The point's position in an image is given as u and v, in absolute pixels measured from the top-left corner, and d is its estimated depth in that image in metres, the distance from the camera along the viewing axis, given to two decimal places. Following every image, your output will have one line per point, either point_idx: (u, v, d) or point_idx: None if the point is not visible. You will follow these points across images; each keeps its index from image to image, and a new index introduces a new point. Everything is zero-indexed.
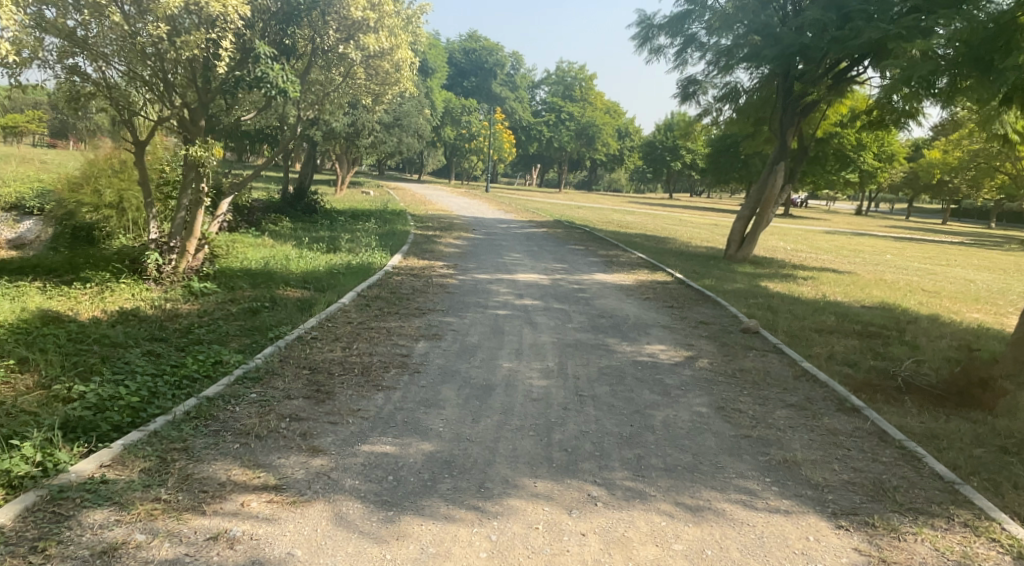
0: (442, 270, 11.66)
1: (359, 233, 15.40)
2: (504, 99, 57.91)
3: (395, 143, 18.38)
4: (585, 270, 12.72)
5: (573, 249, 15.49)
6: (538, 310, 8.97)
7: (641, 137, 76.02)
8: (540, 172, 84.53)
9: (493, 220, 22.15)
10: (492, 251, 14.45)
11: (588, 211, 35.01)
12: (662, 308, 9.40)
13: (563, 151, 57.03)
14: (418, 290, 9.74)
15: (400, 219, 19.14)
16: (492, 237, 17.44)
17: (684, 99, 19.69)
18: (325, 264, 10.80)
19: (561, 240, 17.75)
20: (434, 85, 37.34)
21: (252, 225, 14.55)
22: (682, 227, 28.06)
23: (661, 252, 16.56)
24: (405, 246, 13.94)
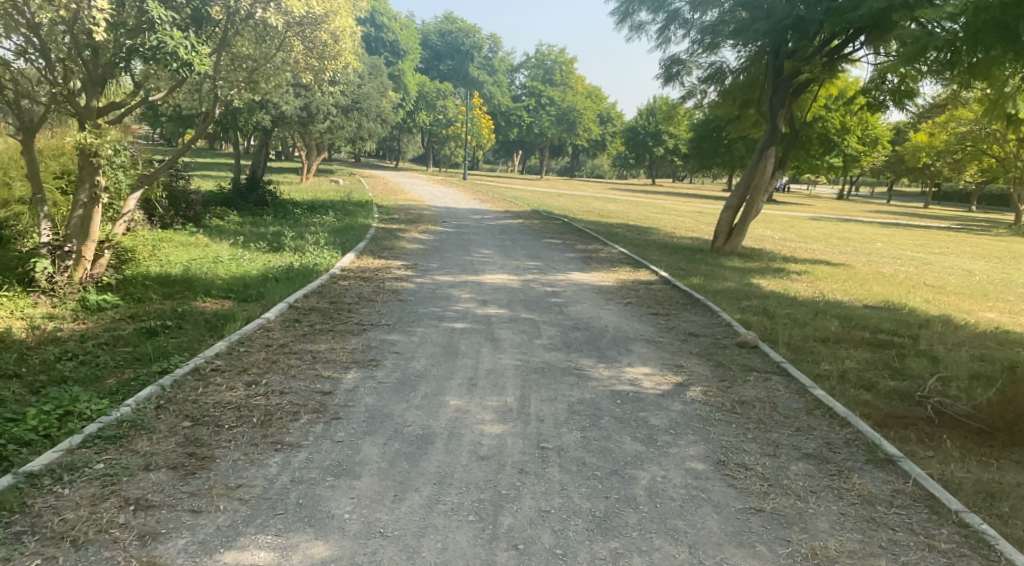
0: (399, 271, 10.35)
1: (313, 228, 14.07)
2: (482, 83, 56.24)
3: (357, 130, 16.97)
4: (560, 269, 11.45)
5: (549, 243, 14.23)
6: (501, 322, 7.70)
7: (623, 122, 74.74)
8: (520, 158, 83.03)
9: (465, 210, 20.81)
10: (460, 247, 13.15)
11: (568, 199, 33.73)
12: (645, 316, 8.18)
13: (544, 137, 55.70)
14: (365, 297, 8.43)
15: (364, 210, 17.80)
16: (462, 229, 16.13)
17: (666, 81, 18.43)
18: (260, 267, 9.52)
19: (537, 232, 16.47)
20: (406, 68, 35.75)
21: (190, 221, 13.14)
22: (665, 215, 26.88)
23: (643, 245, 15.38)
24: (363, 243, 12.63)
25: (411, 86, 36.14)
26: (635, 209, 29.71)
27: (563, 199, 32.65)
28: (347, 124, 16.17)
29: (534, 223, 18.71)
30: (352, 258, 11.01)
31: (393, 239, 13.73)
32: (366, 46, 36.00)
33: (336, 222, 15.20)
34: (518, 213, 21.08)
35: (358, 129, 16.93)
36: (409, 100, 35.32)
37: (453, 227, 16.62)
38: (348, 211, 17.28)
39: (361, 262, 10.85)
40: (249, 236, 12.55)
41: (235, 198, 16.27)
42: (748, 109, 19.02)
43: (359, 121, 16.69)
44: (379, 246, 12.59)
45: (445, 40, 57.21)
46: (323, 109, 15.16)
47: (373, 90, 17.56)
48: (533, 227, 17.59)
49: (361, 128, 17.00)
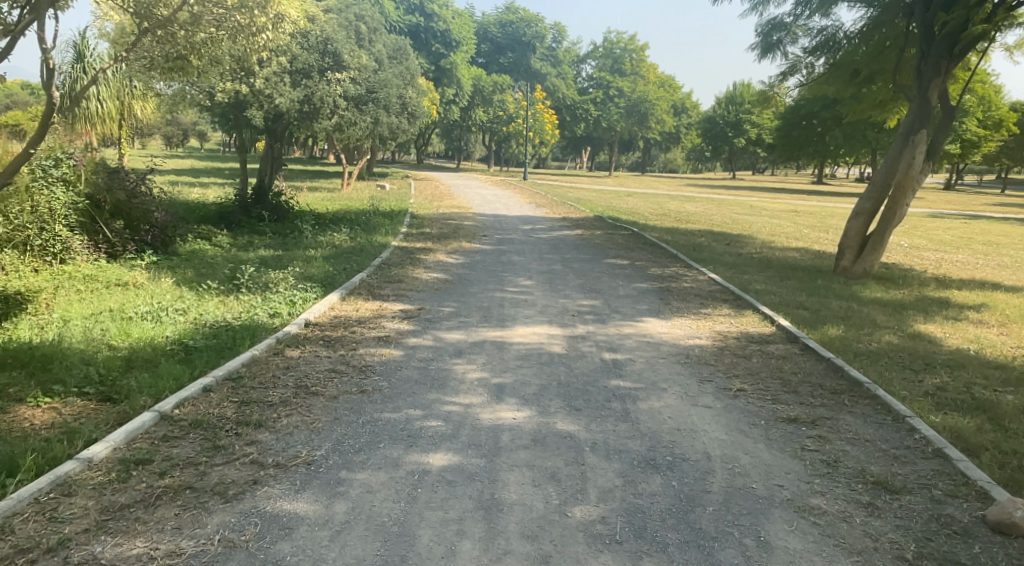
0: (389, 324, 7.16)
1: (314, 252, 11.15)
2: (545, 74, 52.11)
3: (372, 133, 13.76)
4: (624, 313, 8.00)
5: (613, 269, 10.78)
6: (517, 444, 4.36)
7: (699, 112, 69.70)
8: (589, 155, 79.14)
9: (515, 219, 17.52)
10: (490, 277, 9.90)
11: (640, 199, 29.95)
12: (774, 429, 4.67)
13: (613, 130, 52.28)
14: (307, 385, 5.26)
15: (390, 224, 14.84)
16: (504, 247, 12.87)
17: (762, 53, 14.57)
18: (182, 326, 6.52)
19: (599, 248, 13.03)
20: (459, 60, 32.74)
21: (152, 248, 10.36)
22: (756, 217, 22.80)
23: (739, 265, 11.69)
24: (364, 272, 9.60)
25: (464, 77, 33.61)
26: (719, 210, 25.79)
27: (632, 200, 29.00)
28: (351, 128, 12.88)
29: (596, 234, 15.24)
30: (335, 300, 7.90)
31: (409, 265, 10.63)
32: (415, 38, 33.08)
33: (346, 241, 12.28)
34: (579, 222, 17.62)
35: (374, 131, 13.72)
36: (464, 95, 33.83)
37: (494, 244, 13.39)
38: (369, 225, 14.37)
39: (345, 307, 7.71)
40: (219, 266, 9.71)
41: (233, 212, 13.64)
42: (864, 93, 14.85)
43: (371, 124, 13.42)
44: (382, 278, 9.49)
45: (504, 31, 52.01)
46: (328, 100, 12.14)
47: (399, 78, 14.39)
48: (594, 241, 14.15)
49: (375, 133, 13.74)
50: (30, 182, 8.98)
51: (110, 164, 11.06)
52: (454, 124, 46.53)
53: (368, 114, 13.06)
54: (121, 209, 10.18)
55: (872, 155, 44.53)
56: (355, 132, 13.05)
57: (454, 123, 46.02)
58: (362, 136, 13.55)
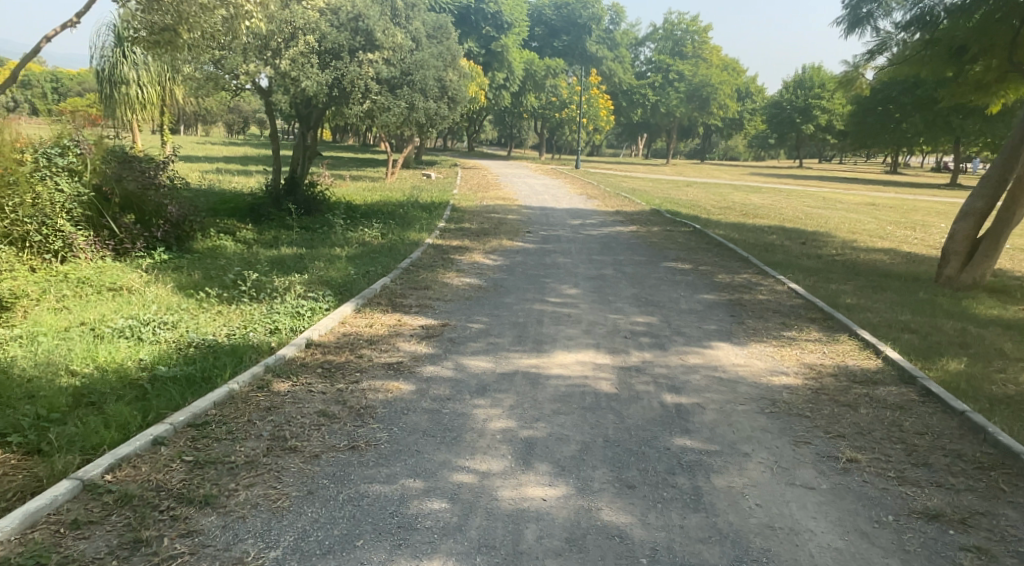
0: (405, 345, 6.04)
1: (340, 251, 10.15)
2: (601, 57, 49.67)
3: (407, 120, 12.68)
4: (687, 334, 6.69)
5: (672, 275, 9.45)
6: (549, 547, 3.19)
7: (763, 97, 66.68)
8: (645, 141, 76.69)
9: (564, 213, 16.25)
10: (530, 284, 8.73)
11: (700, 190, 28.22)
12: (908, 532, 3.37)
13: (672, 115, 50.63)
14: (285, 435, 4.16)
15: (428, 218, 13.79)
16: (550, 247, 11.67)
17: (849, 28, 12.73)
18: (159, 349, 5.49)
19: (656, 248, 11.67)
20: (510, 43, 31.41)
21: (164, 245, 9.47)
22: (829, 211, 20.92)
23: (819, 272, 10.18)
24: (388, 277, 8.53)
25: (515, 61, 32.12)
26: (786, 203, 23.95)
27: (691, 191, 27.31)
28: (384, 113, 11.81)
29: (653, 231, 13.85)
30: (348, 313, 6.81)
31: (442, 267, 9.55)
32: (464, 20, 31.86)
33: (377, 238, 11.25)
34: (633, 216, 16.22)
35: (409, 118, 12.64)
36: (515, 80, 32.27)
37: (539, 242, 12.20)
38: (404, 219, 13.35)
39: (357, 322, 6.62)
40: (231, 266, 8.76)
41: (261, 205, 12.78)
42: (957, 77, 12.92)
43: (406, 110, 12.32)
44: (409, 283, 8.42)
45: (559, 13, 49.34)
46: (359, 84, 11.05)
47: (440, 59, 13.19)
48: (651, 239, 12.79)
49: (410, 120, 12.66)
50: (30, 174, 8.11)
51: (125, 152, 10.21)
52: (505, 111, 45.19)
53: (403, 99, 11.96)
54: (128, 202, 9.24)
55: (953, 144, 41.42)
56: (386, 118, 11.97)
57: (504, 110, 44.62)
58: (398, 122, 12.48)
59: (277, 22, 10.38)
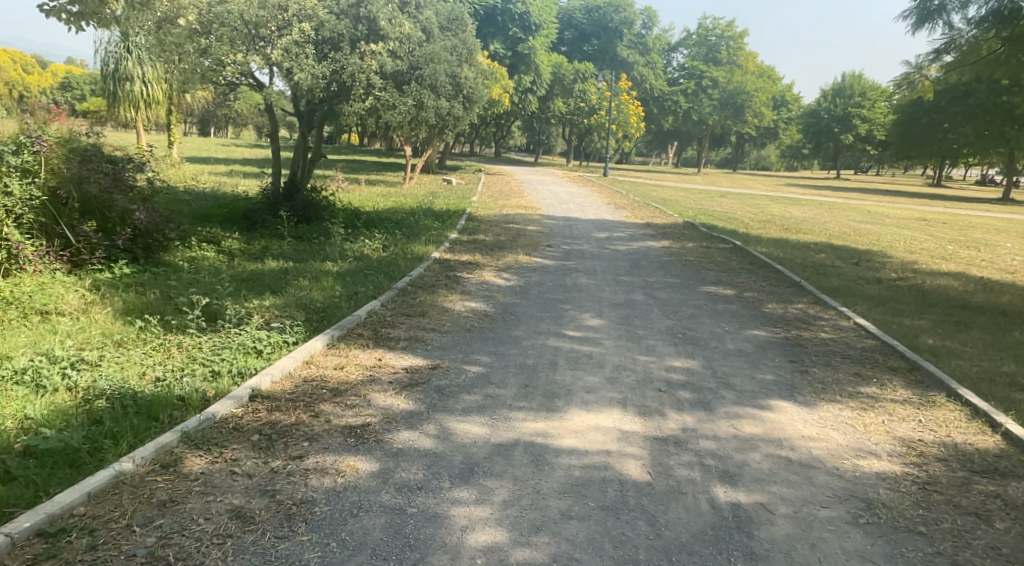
0: (376, 397, 4.76)
1: (331, 266, 8.94)
2: (632, 64, 47.58)
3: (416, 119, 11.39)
4: (738, 387, 5.32)
5: (713, 304, 8.05)
6: None
7: (799, 106, 64.79)
8: (676, 149, 74.73)
9: (589, 225, 14.94)
10: (545, 312, 7.40)
11: (736, 201, 26.75)
12: None
13: (704, 123, 50.18)
14: (169, 557, 2.92)
15: (437, 228, 12.58)
16: (571, 264, 10.36)
17: (917, 22, 11.27)
18: (59, 401, 4.29)
19: (692, 268, 10.28)
20: (538, 45, 30.18)
21: (131, 256, 8.32)
22: (878, 227, 19.34)
23: (885, 303, 8.73)
24: (377, 300, 7.28)
25: (544, 63, 31.02)
26: (830, 217, 22.29)
27: (726, 202, 25.74)
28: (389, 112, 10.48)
29: (687, 247, 12.43)
30: (315, 349, 5.54)
31: (445, 287, 8.28)
32: (490, 21, 30.59)
33: (377, 252, 10.05)
34: (665, 229, 14.80)
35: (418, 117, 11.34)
36: (542, 83, 31.19)
37: (559, 258, 10.90)
38: (412, 229, 12.16)
39: (324, 363, 5.35)
40: (199, 283, 7.58)
41: (256, 211, 11.67)
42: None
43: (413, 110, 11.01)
44: (402, 308, 7.16)
45: (591, 17, 47.03)
46: (361, 76, 9.81)
47: (455, 52, 11.80)
48: (685, 257, 11.39)
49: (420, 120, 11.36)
50: None
51: (97, 150, 9.10)
52: (532, 116, 43.84)
53: (411, 95, 10.59)
54: (89, 206, 7.99)
55: (1005, 156, 39.14)
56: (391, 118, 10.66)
57: (531, 116, 43.26)
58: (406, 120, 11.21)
59: (270, 7, 9.25)
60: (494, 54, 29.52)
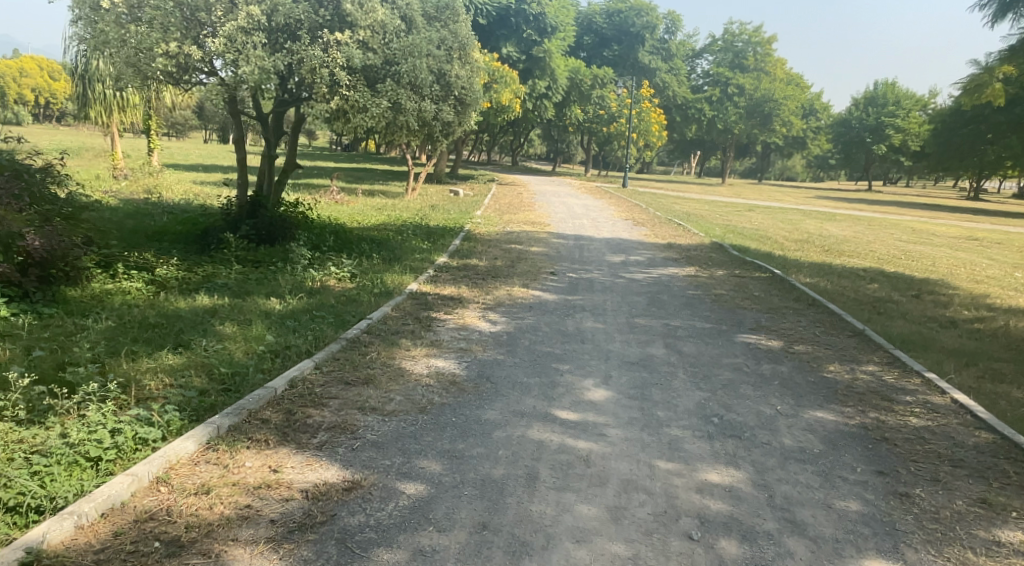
0: (233, 560, 3.04)
1: (275, 304, 7.21)
2: (655, 70, 45.88)
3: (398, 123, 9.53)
4: (811, 531, 3.51)
5: (755, 363, 6.23)
6: None
7: (828, 114, 62.75)
8: (698, 158, 72.62)
9: (602, 247, 13.16)
10: (535, 375, 5.64)
11: (766, 216, 24.84)
12: None
13: (729, 133, 48.25)
14: None
15: (424, 252, 10.85)
16: (576, 299, 8.59)
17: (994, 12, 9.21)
18: None
19: (724, 306, 8.46)
20: (553, 48, 28.61)
21: (20, 291, 6.67)
22: (930, 248, 17.36)
23: (976, 360, 6.85)
24: (311, 359, 5.50)
25: (560, 68, 29.44)
26: (871, 235, 20.27)
27: (755, 217, 23.79)
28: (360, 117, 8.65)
29: (716, 277, 10.59)
30: (180, 456, 3.81)
31: (411, 335, 6.52)
32: (503, 23, 28.32)
33: (339, 285, 8.31)
34: (689, 252, 12.97)
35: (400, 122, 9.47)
36: (558, 88, 29.64)
37: (562, 291, 9.13)
38: (394, 252, 10.47)
39: (185, 480, 3.61)
40: (88, 327, 5.89)
41: (212, 229, 10.08)
42: None
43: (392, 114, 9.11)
44: (342, 371, 5.37)
45: (611, 22, 45.01)
46: (322, 71, 8.06)
47: (446, 45, 9.92)
48: (714, 290, 9.56)
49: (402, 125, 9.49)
50: None
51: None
52: (548, 124, 42.10)
53: (386, 97, 8.70)
54: None
55: None
56: (363, 123, 8.85)
57: (547, 123, 41.56)
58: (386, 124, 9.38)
59: None
60: (508, 58, 27.80)
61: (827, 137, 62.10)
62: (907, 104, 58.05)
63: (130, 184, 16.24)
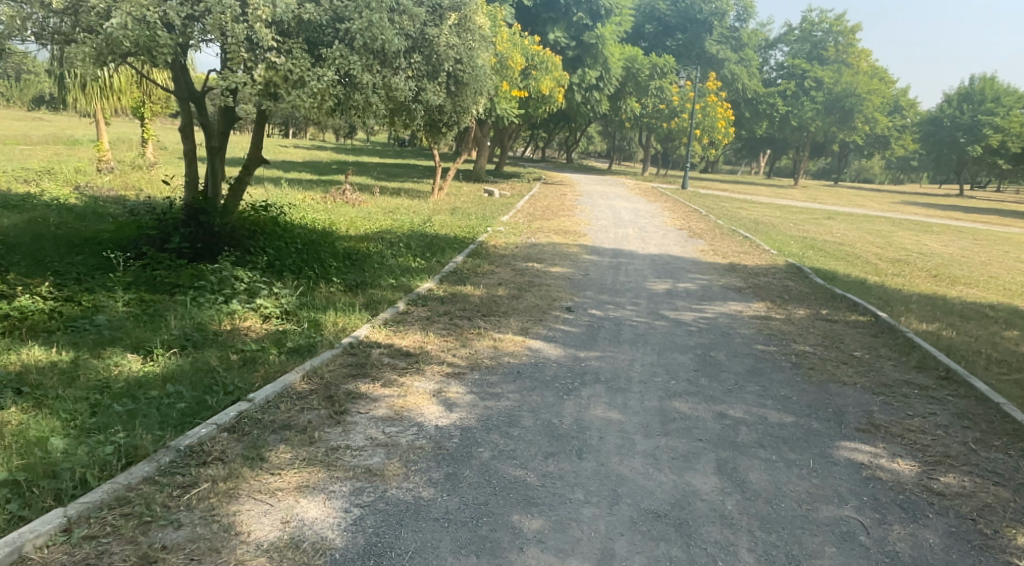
0: None
1: (127, 369, 4.83)
2: (723, 61, 42.19)
3: (363, 111, 7.01)
4: None
5: (877, 524, 3.56)
6: None
7: (915, 111, 57.81)
8: (768, 158, 68.12)
9: (645, 270, 10.51)
10: (469, 551, 3.12)
11: (849, 226, 21.50)
12: None
13: (804, 131, 44.68)
14: None
15: (404, 275, 8.46)
16: (592, 359, 6.02)
17: None
18: None
19: (807, 380, 5.74)
20: (608, 33, 25.85)
21: None
22: None
23: None
24: (64, 509, 3.07)
25: (614, 55, 26.58)
26: (983, 254, 16.92)
27: (836, 227, 20.59)
28: (295, 95, 6.19)
29: (794, 320, 7.82)
30: None
31: (300, 435, 4.04)
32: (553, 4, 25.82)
33: (256, 330, 5.91)
34: (757, 280, 10.15)
35: (365, 109, 6.96)
36: (611, 79, 26.80)
37: (576, 341, 6.57)
38: (365, 276, 8.10)
39: None
40: None
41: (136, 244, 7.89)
42: None
43: (345, 94, 6.63)
44: (101, 547, 2.92)
45: (676, 9, 41.49)
46: (235, 26, 5.66)
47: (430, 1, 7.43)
48: (791, 344, 6.82)
49: (368, 113, 6.97)
50: None
51: None
52: (604, 118, 39.19)
53: (332, 66, 6.25)
54: None
55: None
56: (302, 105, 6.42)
57: (603, 117, 38.75)
58: (342, 109, 6.91)
59: None
60: (554, 44, 25.30)
61: (914, 137, 56.93)
62: (1008, 102, 52.51)
63: (112, 178, 14.43)
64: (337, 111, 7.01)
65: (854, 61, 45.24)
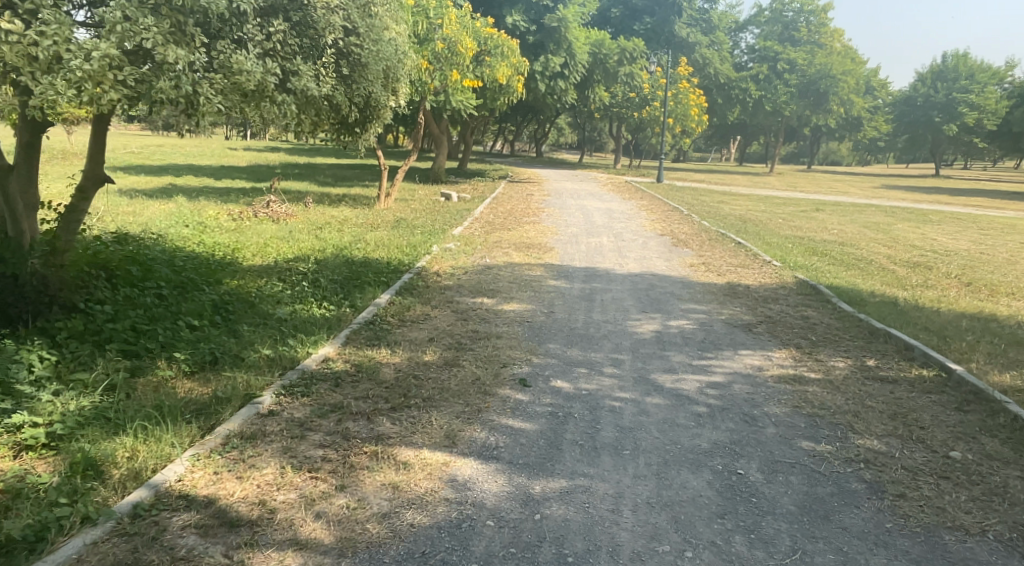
0: None
1: None
2: (694, 44, 40.17)
3: (194, 114, 4.72)
4: None
5: None
6: None
7: (887, 92, 56.58)
8: (741, 145, 66.48)
9: (626, 302, 8.26)
10: None
11: (842, 219, 19.54)
12: None
13: (778, 116, 43.01)
14: None
15: (291, 335, 6.01)
16: (554, 497, 3.73)
17: None
18: None
19: (906, 530, 3.50)
20: (570, 15, 23.65)
21: None
22: None
23: None
24: None
25: (579, 40, 24.32)
26: (1002, 248, 14.98)
27: (830, 222, 18.62)
28: (44, 83, 3.91)
29: (838, 383, 5.60)
30: None
31: None
32: None
33: None
34: (768, 309, 7.94)
35: (195, 110, 4.65)
36: (576, 66, 24.51)
37: (530, 452, 4.28)
38: (230, 343, 5.66)
39: None
40: None
41: None
42: None
43: (144, 82, 4.38)
44: None
45: None
46: None
47: None
48: (851, 437, 4.58)
49: (201, 115, 4.66)
50: None
51: None
52: (571, 109, 36.96)
53: (111, 34, 4.13)
54: None
55: None
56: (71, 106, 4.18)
57: (570, 108, 36.51)
58: (157, 111, 4.62)
59: None
60: (513, 28, 23.27)
61: (887, 118, 55.66)
62: (981, 79, 51.41)
63: None
64: (157, 117, 4.72)
65: (827, 41, 43.74)
